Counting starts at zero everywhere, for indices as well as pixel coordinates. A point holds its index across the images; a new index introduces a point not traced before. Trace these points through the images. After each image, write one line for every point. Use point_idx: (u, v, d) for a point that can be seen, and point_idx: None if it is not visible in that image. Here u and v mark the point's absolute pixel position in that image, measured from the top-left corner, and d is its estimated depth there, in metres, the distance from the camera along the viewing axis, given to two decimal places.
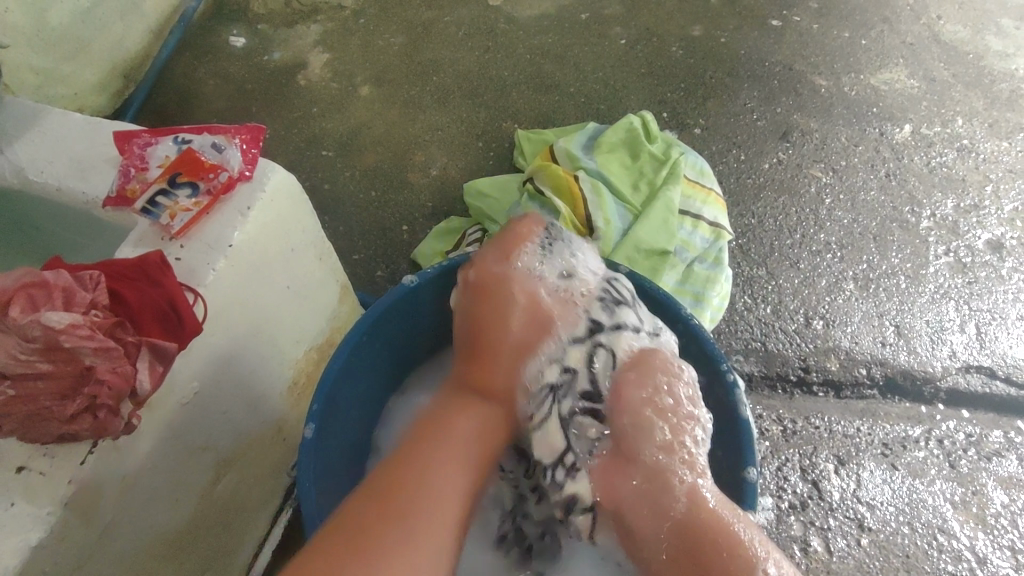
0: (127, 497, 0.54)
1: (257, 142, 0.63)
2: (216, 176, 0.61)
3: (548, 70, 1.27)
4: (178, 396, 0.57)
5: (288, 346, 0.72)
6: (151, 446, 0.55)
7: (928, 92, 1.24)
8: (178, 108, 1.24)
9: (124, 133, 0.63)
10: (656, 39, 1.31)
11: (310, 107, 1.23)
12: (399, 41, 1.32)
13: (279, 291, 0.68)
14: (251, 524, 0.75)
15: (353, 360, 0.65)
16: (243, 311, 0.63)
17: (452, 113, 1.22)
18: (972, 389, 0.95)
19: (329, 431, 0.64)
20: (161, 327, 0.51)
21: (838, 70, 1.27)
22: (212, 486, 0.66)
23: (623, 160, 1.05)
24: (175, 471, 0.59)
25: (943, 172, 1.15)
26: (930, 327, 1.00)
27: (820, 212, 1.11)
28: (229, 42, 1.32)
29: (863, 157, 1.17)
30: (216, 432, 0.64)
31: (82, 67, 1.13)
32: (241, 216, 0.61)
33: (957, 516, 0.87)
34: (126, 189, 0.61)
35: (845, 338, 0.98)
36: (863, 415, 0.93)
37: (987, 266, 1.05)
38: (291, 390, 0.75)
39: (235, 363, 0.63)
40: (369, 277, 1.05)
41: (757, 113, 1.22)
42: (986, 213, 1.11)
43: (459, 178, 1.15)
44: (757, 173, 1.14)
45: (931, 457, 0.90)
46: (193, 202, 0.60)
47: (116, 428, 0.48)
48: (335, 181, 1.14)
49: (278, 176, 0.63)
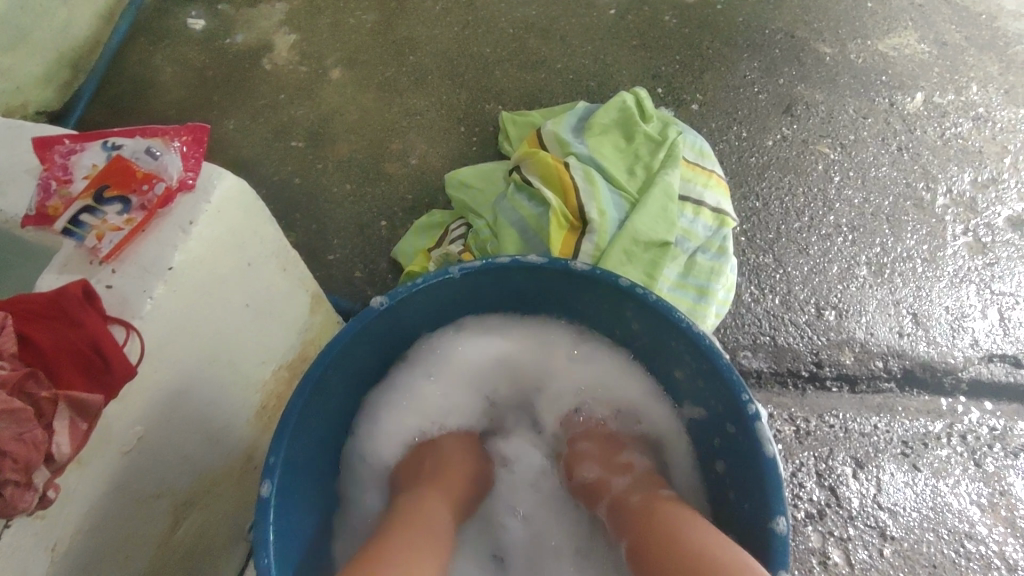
0: (64, 565, 0.47)
1: (200, 143, 0.55)
2: (152, 187, 0.53)
3: (533, 45, 1.18)
4: (117, 445, 0.49)
5: (251, 370, 0.65)
6: (90, 504, 0.48)
7: (941, 57, 1.16)
8: (134, 100, 1.14)
9: (45, 138, 0.55)
10: (648, 8, 1.21)
11: (277, 94, 1.13)
12: (370, 18, 1.22)
13: (235, 312, 0.60)
14: (222, 563, 0.69)
15: (314, 398, 0.58)
16: (191, 341, 0.55)
17: (431, 96, 1.13)
18: (995, 379, 0.89)
19: (291, 478, 0.57)
20: (83, 375, 0.43)
21: (843, 36, 1.18)
22: (172, 532, 0.59)
23: (617, 143, 0.97)
24: (124, 525, 0.53)
25: (958, 144, 1.07)
26: (950, 314, 0.93)
27: (828, 191, 1.03)
28: (187, 24, 1.22)
29: (872, 130, 1.09)
30: (171, 474, 0.57)
31: (22, 58, 1.03)
32: (183, 232, 0.52)
33: (985, 519, 0.81)
34: (46, 206, 0.52)
35: (860, 328, 0.92)
36: (881, 411, 0.87)
37: (1008, 245, 0.99)
38: (259, 416, 0.68)
39: (188, 398, 0.56)
40: (346, 279, 0.97)
41: (759, 86, 1.13)
42: (1005, 187, 1.03)
43: (438, 167, 1.06)
44: (761, 151, 1.07)
45: (955, 456, 0.85)
46: (125, 219, 0.52)
47: (28, 505, 0.39)
48: (307, 174, 1.05)
49: (227, 182, 0.55)
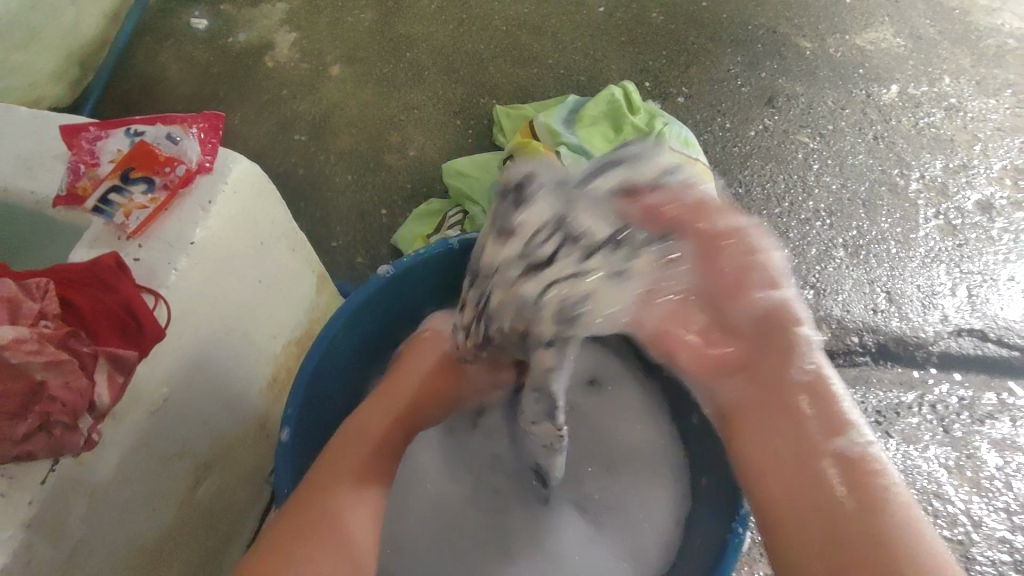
0: (98, 511, 0.52)
1: (216, 130, 0.59)
2: (173, 169, 0.57)
3: (526, 42, 1.23)
4: (146, 404, 0.54)
5: (263, 343, 0.69)
6: (121, 457, 0.53)
7: (915, 50, 1.21)
8: (141, 96, 1.19)
9: (72, 126, 0.59)
10: (636, 6, 1.27)
11: (280, 89, 1.18)
12: (369, 17, 1.26)
13: (250, 288, 0.65)
14: (238, 525, 0.73)
15: (327, 356, 0.62)
16: (210, 311, 0.60)
17: (428, 90, 1.18)
18: (964, 352, 0.94)
19: (307, 427, 0.61)
20: (119, 334, 0.47)
21: (823, 31, 1.23)
22: (192, 490, 0.64)
23: (606, 134, 1.02)
24: (150, 480, 0.57)
25: (930, 133, 1.13)
26: (922, 291, 0.98)
27: (808, 177, 1.08)
28: (191, 23, 1.26)
29: (850, 120, 1.14)
30: (192, 435, 0.61)
31: (34, 56, 1.08)
32: (202, 211, 0.57)
33: (952, 480, 0.86)
34: (76, 186, 0.57)
35: (837, 306, 0.97)
36: (856, 383, 0.92)
37: (977, 227, 1.04)
38: (271, 387, 0.73)
39: (207, 364, 0.61)
40: (349, 264, 1.02)
41: (742, 79, 1.18)
42: (975, 172, 1.09)
43: (436, 158, 1.11)
44: (744, 141, 1.12)
45: (925, 423, 0.90)
46: (150, 198, 0.56)
47: (76, 445, 0.44)
48: (310, 166, 1.10)
49: (241, 166, 0.60)
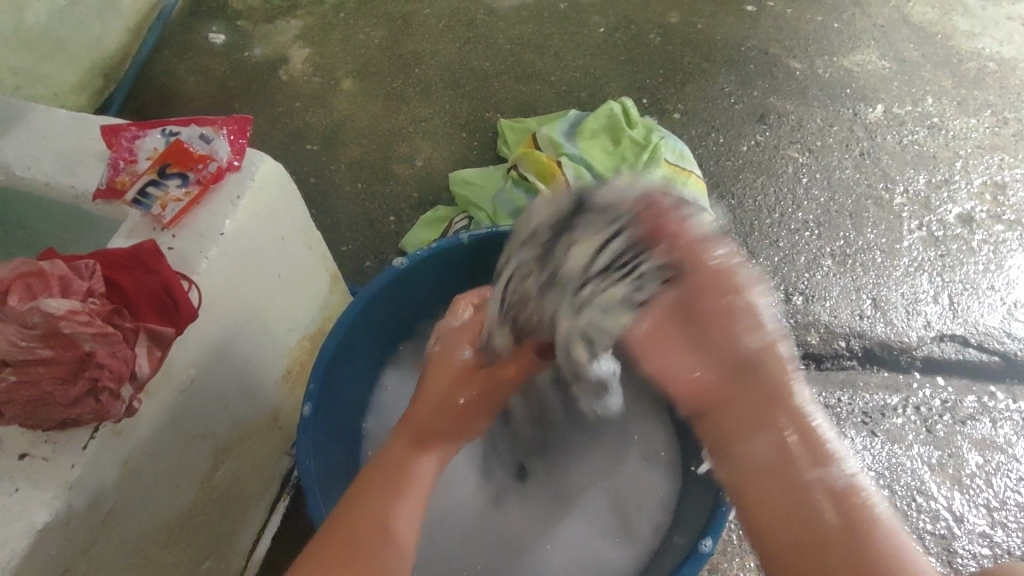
0: (129, 482, 0.56)
1: (244, 132, 0.64)
2: (205, 166, 0.61)
3: (529, 59, 1.29)
4: (175, 382, 0.58)
5: (281, 335, 0.73)
6: (152, 431, 0.57)
7: (899, 72, 1.27)
8: (160, 106, 1.24)
9: (112, 127, 0.64)
10: (634, 27, 1.33)
11: (293, 102, 1.23)
12: (379, 34, 1.32)
13: (271, 280, 0.69)
14: (251, 511, 0.77)
15: (346, 340, 0.67)
16: (236, 299, 0.64)
17: (436, 104, 1.23)
18: (946, 356, 0.98)
19: (326, 405, 0.65)
20: (158, 313, 0.52)
21: (812, 53, 1.30)
22: (212, 472, 0.67)
23: (605, 146, 1.07)
24: (175, 457, 0.61)
25: (914, 150, 1.18)
26: (905, 299, 1.03)
27: (798, 191, 1.13)
28: (209, 39, 1.32)
29: (837, 137, 1.20)
30: (214, 418, 0.65)
31: (60, 67, 1.13)
32: (232, 205, 0.62)
33: (935, 478, 0.90)
34: (115, 180, 0.61)
35: (825, 312, 1.01)
36: (843, 386, 0.96)
37: (958, 239, 1.09)
38: (286, 378, 0.76)
39: (230, 350, 0.65)
40: (358, 268, 1.06)
41: (734, 97, 1.24)
42: (956, 188, 1.14)
43: (443, 168, 1.16)
44: (736, 155, 1.17)
45: (909, 424, 0.94)
46: (184, 192, 0.61)
47: (118, 412, 0.49)
48: (322, 174, 1.15)
49: (266, 165, 0.64)
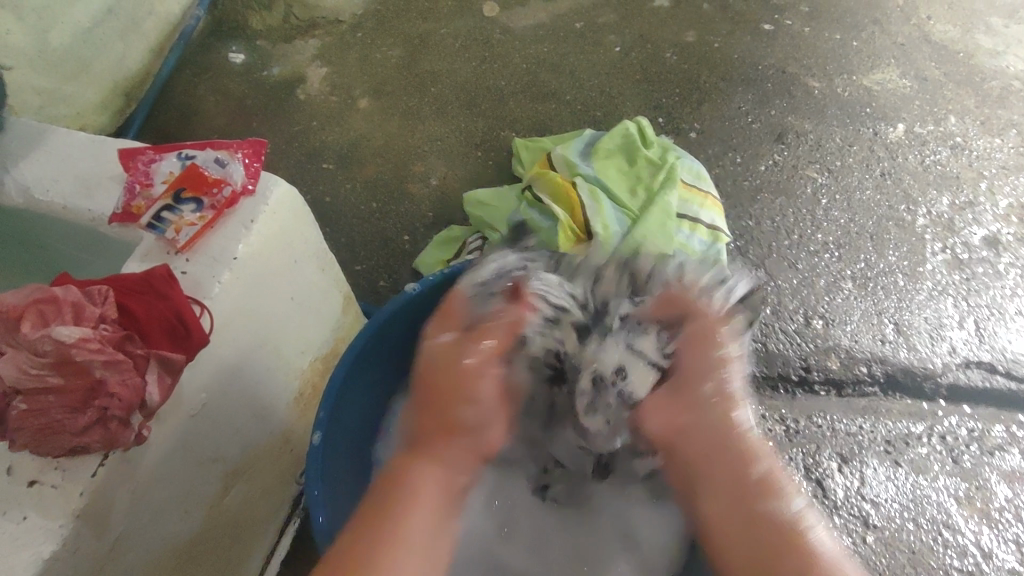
0: (137, 508, 0.55)
1: (259, 156, 0.64)
2: (219, 190, 0.61)
3: (544, 78, 1.29)
4: (187, 408, 0.58)
5: (293, 357, 0.73)
6: (161, 457, 0.56)
7: (920, 91, 1.25)
8: (180, 125, 1.26)
9: (129, 149, 0.64)
10: (650, 46, 1.32)
11: (310, 120, 1.24)
12: (396, 54, 1.33)
13: (284, 304, 0.68)
14: (260, 535, 0.76)
15: (357, 366, 0.67)
16: (249, 324, 0.64)
17: (452, 123, 1.23)
18: (972, 384, 0.96)
19: (336, 432, 0.65)
20: (169, 339, 0.52)
21: (831, 72, 1.28)
22: (221, 496, 0.67)
23: (620, 166, 1.06)
24: (185, 481, 0.60)
25: (937, 170, 1.16)
26: (929, 323, 1.00)
27: (817, 212, 1.12)
28: (228, 58, 1.34)
29: (857, 157, 1.18)
30: (224, 442, 0.64)
31: (83, 87, 1.15)
32: (245, 229, 0.62)
33: (962, 511, 0.87)
34: (131, 205, 0.62)
35: (846, 336, 0.99)
36: (866, 413, 0.94)
37: (984, 262, 1.06)
38: (298, 400, 0.76)
39: (241, 375, 0.64)
40: (371, 287, 1.06)
41: (752, 116, 1.23)
42: (981, 209, 1.12)
43: (458, 188, 1.16)
44: (754, 175, 1.16)
45: (935, 454, 0.91)
46: (198, 216, 0.61)
47: (127, 440, 0.49)
48: (336, 194, 1.15)
49: (281, 189, 0.64)
